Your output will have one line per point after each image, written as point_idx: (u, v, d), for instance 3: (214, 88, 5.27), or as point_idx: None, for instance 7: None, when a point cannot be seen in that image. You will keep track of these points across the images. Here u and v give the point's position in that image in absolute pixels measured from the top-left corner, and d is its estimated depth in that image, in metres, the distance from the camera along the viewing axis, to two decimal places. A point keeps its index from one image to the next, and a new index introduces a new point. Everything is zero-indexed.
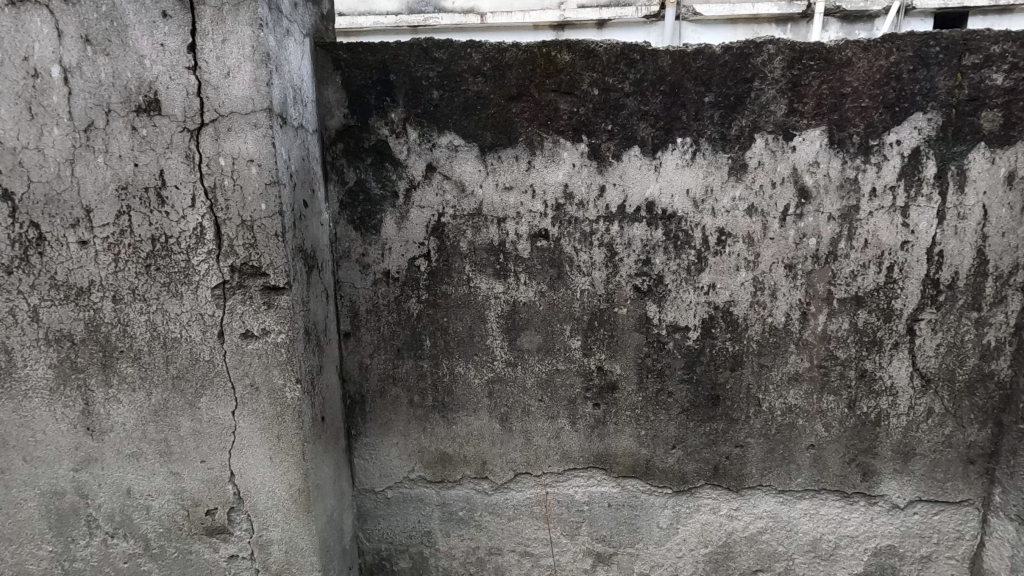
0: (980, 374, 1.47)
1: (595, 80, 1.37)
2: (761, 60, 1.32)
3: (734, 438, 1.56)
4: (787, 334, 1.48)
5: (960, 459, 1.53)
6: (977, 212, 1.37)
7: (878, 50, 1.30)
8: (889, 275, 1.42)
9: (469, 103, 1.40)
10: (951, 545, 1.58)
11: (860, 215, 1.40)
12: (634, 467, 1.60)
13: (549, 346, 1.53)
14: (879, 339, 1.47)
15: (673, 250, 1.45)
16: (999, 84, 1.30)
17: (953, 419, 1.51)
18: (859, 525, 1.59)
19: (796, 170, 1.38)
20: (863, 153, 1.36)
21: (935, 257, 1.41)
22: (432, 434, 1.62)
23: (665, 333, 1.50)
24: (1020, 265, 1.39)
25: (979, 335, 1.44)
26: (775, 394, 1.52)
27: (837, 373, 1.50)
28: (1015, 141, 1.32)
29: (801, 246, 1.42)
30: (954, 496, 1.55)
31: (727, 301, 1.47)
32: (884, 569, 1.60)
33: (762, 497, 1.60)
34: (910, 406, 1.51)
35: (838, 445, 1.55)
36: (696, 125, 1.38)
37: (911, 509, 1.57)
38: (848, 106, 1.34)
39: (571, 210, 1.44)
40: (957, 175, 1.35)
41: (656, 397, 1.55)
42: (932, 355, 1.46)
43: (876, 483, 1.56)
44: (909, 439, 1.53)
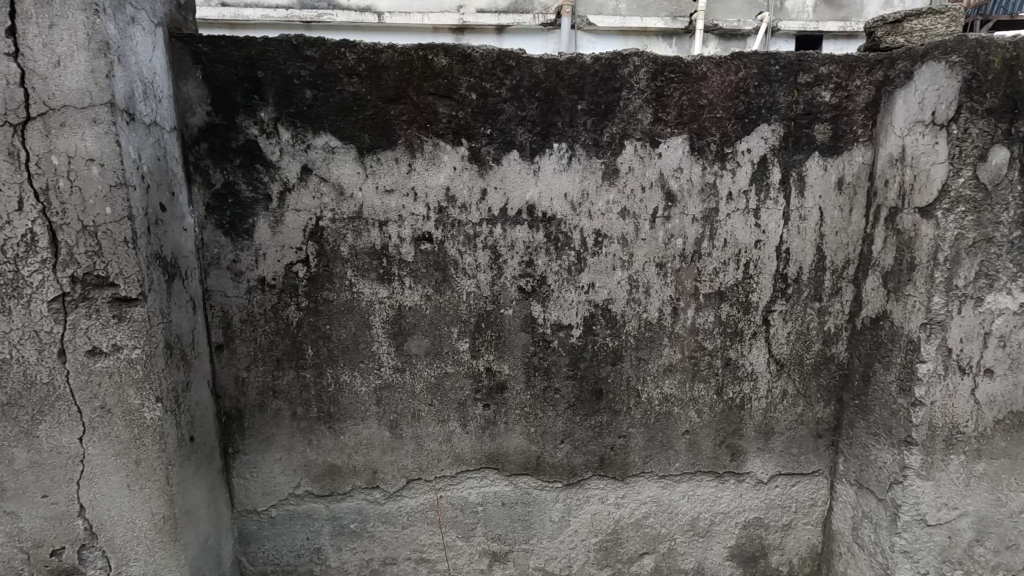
0: (824, 357, 1.65)
1: (473, 84, 1.38)
2: (628, 72, 1.41)
3: (617, 429, 1.64)
4: (661, 328, 1.58)
5: (811, 434, 1.71)
6: (816, 213, 1.54)
7: (729, 66, 1.43)
8: (746, 271, 1.56)
9: (344, 103, 1.36)
10: (806, 511, 1.77)
11: (719, 216, 1.52)
12: (525, 464, 1.64)
13: (437, 350, 1.53)
14: (740, 330, 1.61)
15: (554, 251, 1.50)
16: (827, 101, 1.47)
17: (804, 399, 1.68)
18: (730, 501, 1.73)
19: (663, 175, 1.48)
20: (720, 159, 1.48)
21: (784, 254, 1.56)
22: (317, 446, 1.56)
23: (550, 332, 1.55)
24: (851, 260, 1.58)
25: (822, 323, 1.62)
26: (653, 385, 1.62)
27: (706, 363, 1.62)
28: (842, 151, 1.51)
29: (669, 246, 1.53)
30: (807, 468, 1.74)
31: (606, 299, 1.55)
32: (753, 539, 1.77)
33: (645, 483, 1.69)
34: (769, 389, 1.66)
35: (710, 429, 1.67)
36: (570, 130, 1.43)
37: (773, 483, 1.74)
38: (705, 117, 1.45)
39: (453, 212, 1.45)
40: (798, 181, 1.52)
41: (543, 394, 1.59)
42: (785, 342, 1.63)
43: (744, 462, 1.71)
44: (769, 419, 1.69)
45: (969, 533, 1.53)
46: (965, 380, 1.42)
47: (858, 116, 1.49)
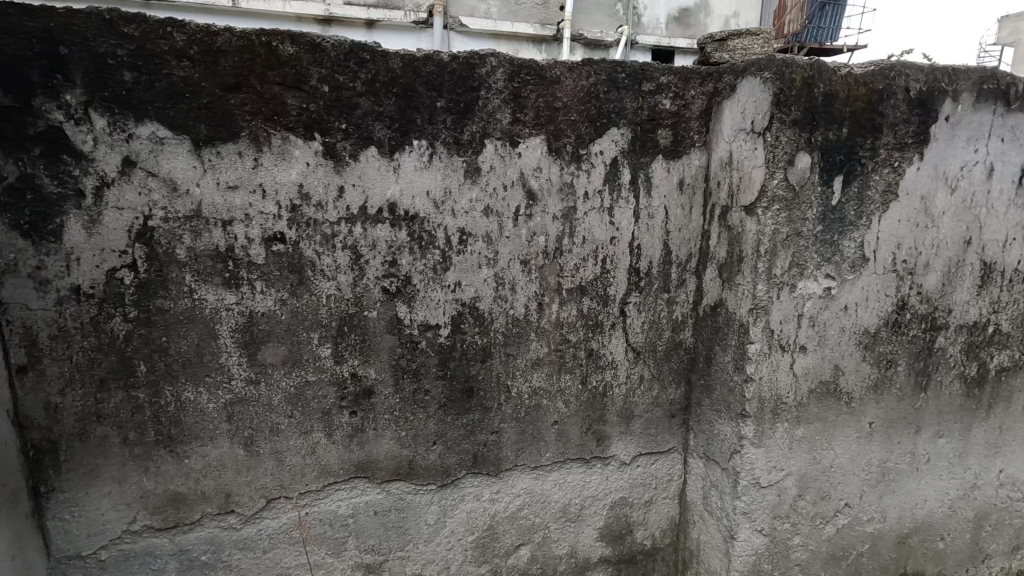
0: (674, 343, 1.80)
1: (324, 76, 1.31)
2: (485, 71, 1.42)
3: (489, 426, 1.66)
4: (528, 324, 1.62)
5: (665, 415, 1.86)
6: (662, 212, 1.67)
7: (581, 72, 1.50)
8: (604, 266, 1.66)
9: (174, 89, 1.22)
10: (664, 486, 1.92)
11: (578, 214, 1.59)
12: (397, 469, 1.60)
13: (295, 358, 1.44)
14: (600, 322, 1.70)
15: (418, 250, 1.48)
16: (667, 108, 1.61)
17: (658, 382, 1.82)
18: (598, 485, 1.83)
19: (523, 174, 1.52)
20: (575, 160, 1.55)
21: (636, 249, 1.68)
22: (156, 474, 1.39)
23: (417, 333, 1.53)
24: (693, 254, 1.74)
25: (671, 312, 1.77)
26: (522, 380, 1.66)
27: (571, 355, 1.69)
28: (681, 154, 1.65)
29: (532, 243, 1.57)
30: (664, 446, 1.88)
31: (473, 297, 1.55)
32: (619, 518, 1.88)
33: (518, 476, 1.73)
34: (628, 376, 1.78)
35: (577, 418, 1.75)
36: (430, 128, 1.42)
37: (635, 464, 1.86)
38: (560, 119, 1.52)
39: (308, 211, 1.37)
40: (645, 182, 1.64)
41: (413, 396, 1.56)
42: (640, 331, 1.75)
43: (608, 446, 1.81)
44: (629, 404, 1.81)
45: (793, 490, 1.76)
46: (785, 357, 1.63)
47: (694, 124, 1.65)
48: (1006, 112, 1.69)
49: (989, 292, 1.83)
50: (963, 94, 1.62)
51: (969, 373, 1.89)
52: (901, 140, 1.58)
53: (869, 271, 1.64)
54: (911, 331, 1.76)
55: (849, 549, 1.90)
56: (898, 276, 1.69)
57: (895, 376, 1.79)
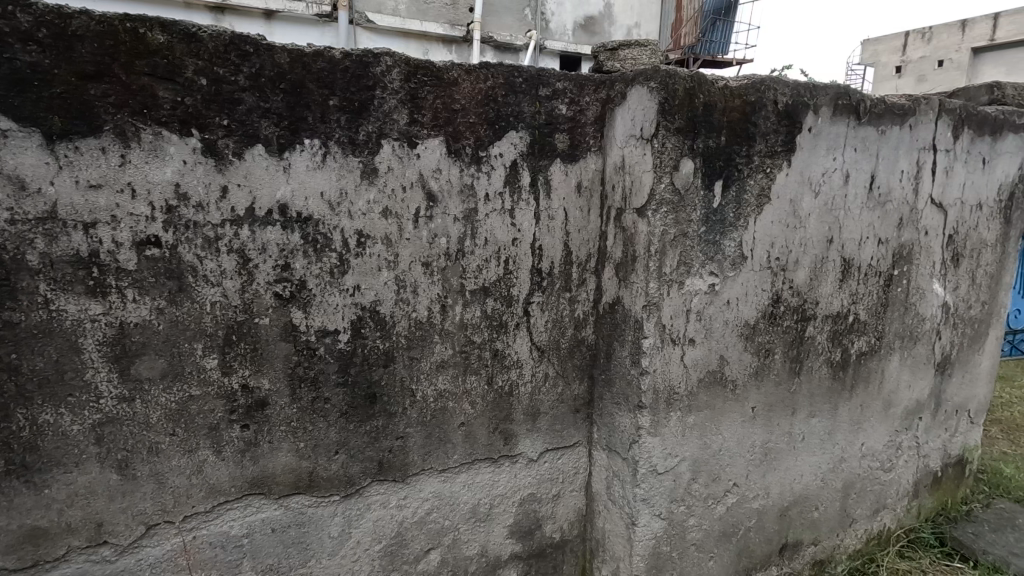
0: (577, 341, 1.86)
1: (201, 68, 1.23)
2: (380, 70, 1.40)
3: (394, 431, 1.63)
4: (431, 326, 1.61)
5: (570, 410, 1.92)
6: (561, 214, 1.72)
7: (478, 75, 1.52)
8: (506, 267, 1.68)
9: (19, 76, 1.09)
10: (571, 479, 1.98)
11: (479, 216, 1.60)
12: (296, 482, 1.53)
13: (176, 371, 1.33)
14: (505, 322, 1.72)
15: (313, 254, 1.42)
16: (564, 113, 1.66)
17: (563, 379, 1.88)
18: (506, 483, 1.85)
19: (422, 176, 1.51)
20: (475, 162, 1.56)
21: (538, 250, 1.71)
22: (8, 509, 1.23)
23: (314, 339, 1.47)
24: (592, 254, 1.81)
25: (573, 310, 1.83)
26: (427, 383, 1.64)
27: (476, 356, 1.70)
28: (578, 158, 1.71)
29: (433, 245, 1.56)
30: (569, 441, 1.94)
31: (373, 300, 1.52)
32: (528, 514, 1.92)
33: (426, 480, 1.71)
34: (533, 374, 1.82)
35: (484, 418, 1.76)
36: (323, 126, 1.37)
37: (542, 460, 1.90)
38: (459, 121, 1.52)
39: (187, 212, 1.27)
40: (544, 184, 1.68)
41: (312, 406, 1.50)
42: (543, 330, 1.79)
43: (516, 444, 1.84)
44: (535, 401, 1.84)
45: (687, 474, 1.88)
46: (676, 349, 1.74)
47: (590, 129, 1.71)
48: (857, 125, 1.91)
49: (848, 285, 2.06)
50: (822, 108, 1.81)
51: (835, 358, 2.11)
52: (771, 148, 1.73)
53: (748, 268, 1.79)
54: (785, 322, 1.94)
55: (738, 524, 2.05)
56: (773, 272, 1.86)
57: (773, 364, 1.96)
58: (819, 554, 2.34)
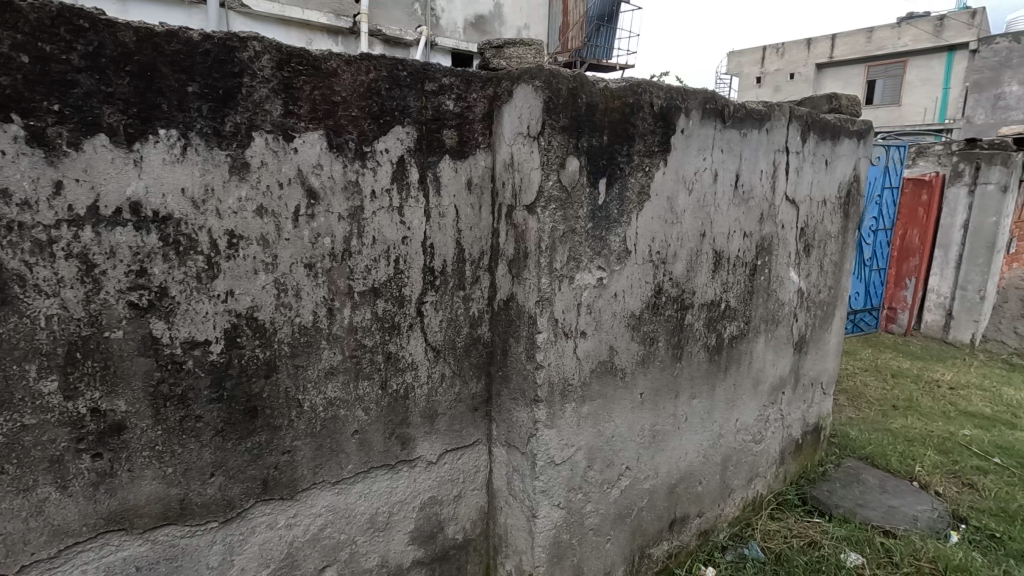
0: (472, 339, 1.85)
1: (22, 43, 1.06)
2: (247, 56, 1.29)
3: (279, 446, 1.52)
4: (317, 331, 1.52)
5: (468, 409, 1.91)
6: (452, 211, 1.70)
7: (359, 66, 1.45)
8: (397, 266, 1.62)
9: None
10: (472, 478, 1.97)
11: (366, 214, 1.53)
12: (165, 512, 1.37)
13: (3, 399, 1.14)
14: (397, 324, 1.66)
15: (175, 257, 1.28)
16: (451, 109, 1.63)
17: (460, 378, 1.86)
18: (405, 489, 1.80)
19: (301, 171, 1.41)
20: (359, 158, 1.49)
21: (429, 249, 1.68)
22: None
23: (181, 352, 1.32)
24: (485, 252, 1.80)
25: (468, 308, 1.81)
26: (314, 392, 1.55)
27: (368, 360, 1.63)
28: (467, 155, 1.70)
29: (316, 245, 1.47)
30: (469, 440, 1.93)
31: (249, 306, 1.40)
32: (429, 518, 1.88)
33: (317, 495, 1.61)
34: (429, 375, 1.78)
35: (379, 424, 1.70)
36: (181, 115, 1.23)
37: (442, 461, 1.87)
38: (340, 114, 1.44)
39: (9, 212, 1.09)
40: (434, 181, 1.64)
41: (180, 426, 1.35)
42: (438, 329, 1.76)
43: (414, 448, 1.79)
44: (431, 403, 1.81)
45: (583, 462, 1.94)
46: (569, 343, 1.78)
47: (478, 126, 1.70)
48: (723, 128, 2.08)
49: (720, 275, 2.24)
50: (693, 111, 1.95)
51: (711, 342, 2.29)
52: (649, 148, 1.84)
53: (632, 262, 1.89)
54: (667, 312, 2.07)
55: (632, 505, 2.16)
56: (655, 265, 1.97)
57: (658, 351, 2.08)
58: (703, 524, 2.53)
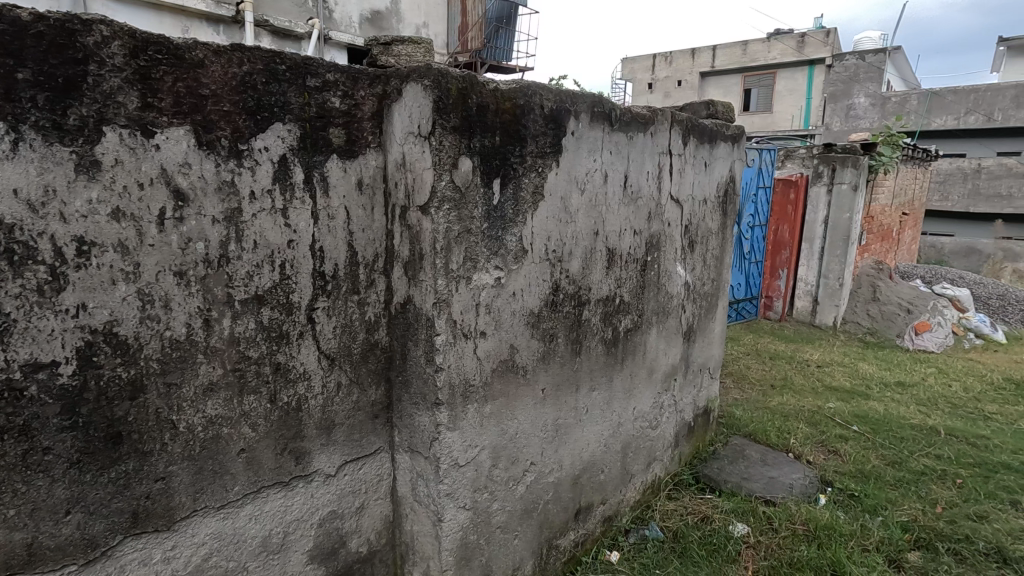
0: (370, 344, 1.79)
1: None
2: (93, 42, 1.15)
3: (150, 473, 1.38)
4: (192, 345, 1.39)
5: (368, 417, 1.85)
6: (342, 213, 1.63)
7: (230, 57, 1.35)
8: (282, 272, 1.53)
9: None
10: (375, 488, 1.91)
11: (244, 217, 1.43)
12: (7, 561, 1.20)
13: None
14: (286, 332, 1.57)
15: (9, 269, 1.12)
16: (337, 106, 1.56)
17: (357, 385, 1.79)
18: (302, 506, 1.70)
19: (166, 170, 1.29)
20: (234, 156, 1.39)
21: (318, 252, 1.59)
22: None
23: (21, 377, 1.16)
24: (380, 254, 1.75)
25: (363, 313, 1.75)
26: (192, 411, 1.42)
27: (253, 373, 1.52)
28: (357, 155, 1.63)
29: (187, 251, 1.35)
30: (369, 448, 1.87)
31: (107, 321, 1.25)
32: (330, 534, 1.79)
33: (199, 522, 1.48)
34: (323, 385, 1.70)
35: (269, 440, 1.59)
36: (9, 106, 1.08)
37: (341, 473, 1.80)
38: (209, 109, 1.33)
39: None
40: (320, 181, 1.57)
41: (23, 461, 1.19)
42: (332, 336, 1.68)
43: (309, 462, 1.70)
44: (327, 414, 1.73)
45: (488, 462, 1.95)
46: (468, 343, 1.79)
47: (367, 124, 1.65)
48: (610, 131, 2.17)
49: (614, 271, 2.34)
50: (582, 114, 2.02)
51: (608, 336, 2.39)
52: (541, 149, 1.88)
53: (528, 261, 1.92)
54: (565, 308, 2.13)
55: (538, 500, 2.21)
56: (551, 264, 2.02)
57: (557, 348, 2.14)
58: (607, 511, 2.64)
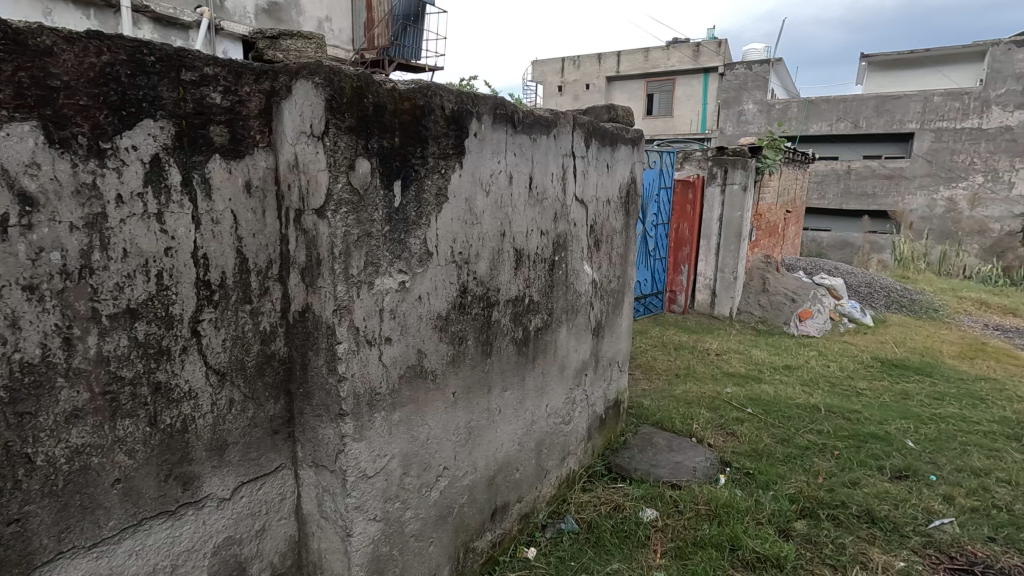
0: (265, 356, 1.69)
1: None
2: None
3: (1, 516, 1.21)
4: (50, 368, 1.24)
5: (267, 433, 1.74)
6: (228, 217, 1.51)
7: (86, 46, 1.21)
8: (159, 283, 1.39)
9: None
10: (277, 507, 1.80)
11: (110, 223, 1.29)
12: None
13: None
14: (166, 348, 1.43)
15: None
16: (218, 102, 1.45)
17: (253, 401, 1.68)
18: (192, 535, 1.57)
19: (7, 171, 1.14)
20: (95, 156, 1.25)
21: (201, 260, 1.47)
22: None
23: None
24: (273, 261, 1.65)
25: (257, 324, 1.64)
26: (51, 441, 1.26)
27: (127, 395, 1.38)
28: (243, 155, 1.53)
29: (39, 262, 1.19)
30: (269, 467, 1.76)
31: None
32: (227, 562, 1.67)
33: (66, 565, 1.32)
34: (213, 403, 1.57)
35: (150, 467, 1.45)
36: None
37: (237, 495, 1.68)
38: (62, 102, 1.19)
39: None
40: (201, 183, 1.45)
41: None
42: (221, 350, 1.56)
43: (199, 488, 1.57)
44: (219, 433, 1.60)
45: (398, 470, 1.90)
46: (373, 350, 1.74)
47: (254, 122, 1.54)
48: (513, 133, 2.19)
49: (522, 271, 2.37)
50: (484, 116, 2.02)
51: (518, 336, 2.41)
52: (443, 151, 1.86)
53: (434, 264, 1.90)
54: (474, 310, 2.13)
55: (452, 504, 2.18)
56: (457, 265, 2.00)
57: (467, 350, 2.12)
58: (523, 508, 2.67)
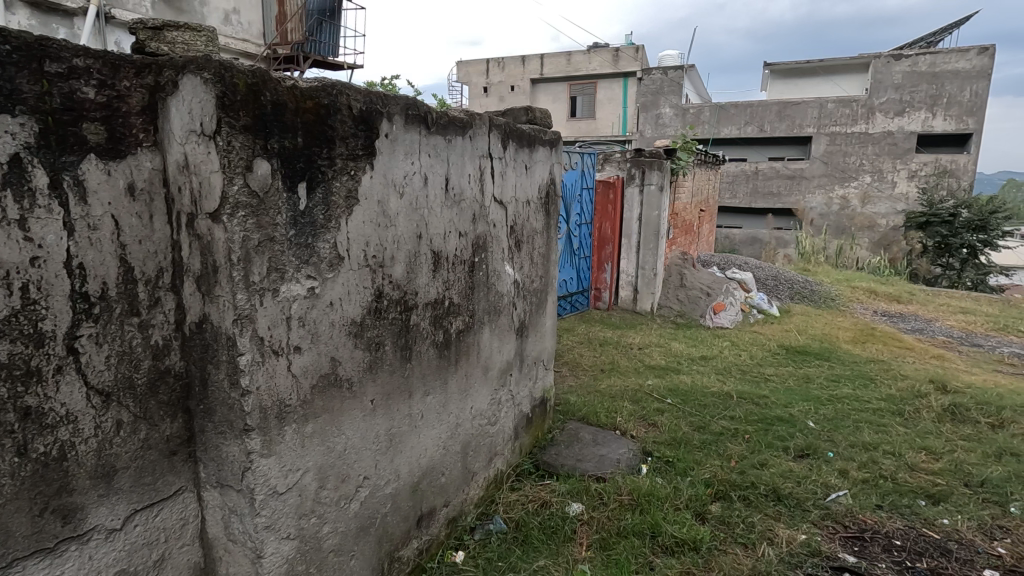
0: (158, 372, 1.56)
1: None
2: None
3: None
4: None
5: (163, 455, 1.61)
6: (108, 222, 1.39)
7: None
8: (25, 297, 1.25)
9: None
10: (178, 534, 1.68)
11: None
12: None
13: None
14: (35, 369, 1.29)
15: None
16: (92, 97, 1.33)
17: (145, 421, 1.55)
18: (76, 572, 1.42)
19: None
20: None
21: (76, 270, 1.33)
22: None
23: None
24: (164, 269, 1.53)
25: (147, 338, 1.51)
26: None
27: None
28: (124, 155, 1.41)
29: None
30: (167, 491, 1.63)
31: None
32: None
33: None
34: (96, 426, 1.43)
35: (20, 502, 1.31)
36: None
37: (130, 525, 1.54)
38: None
39: None
40: (74, 186, 1.31)
41: None
42: (104, 368, 1.43)
43: (82, 520, 1.43)
44: (105, 459, 1.46)
45: (313, 484, 1.82)
46: (280, 361, 1.65)
47: (136, 120, 1.43)
48: (427, 133, 2.16)
49: (441, 274, 2.34)
50: (396, 116, 1.98)
51: (439, 339, 2.38)
52: (352, 151, 1.80)
53: (346, 269, 1.83)
54: (390, 314, 2.08)
55: (374, 514, 2.12)
56: (371, 269, 1.95)
57: (385, 355, 2.07)
58: (450, 512, 2.64)
